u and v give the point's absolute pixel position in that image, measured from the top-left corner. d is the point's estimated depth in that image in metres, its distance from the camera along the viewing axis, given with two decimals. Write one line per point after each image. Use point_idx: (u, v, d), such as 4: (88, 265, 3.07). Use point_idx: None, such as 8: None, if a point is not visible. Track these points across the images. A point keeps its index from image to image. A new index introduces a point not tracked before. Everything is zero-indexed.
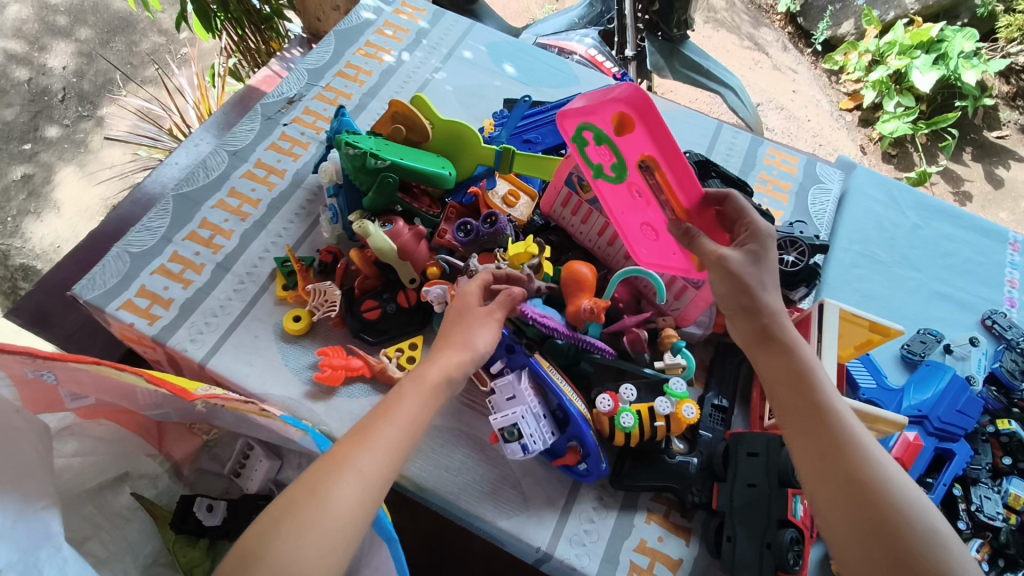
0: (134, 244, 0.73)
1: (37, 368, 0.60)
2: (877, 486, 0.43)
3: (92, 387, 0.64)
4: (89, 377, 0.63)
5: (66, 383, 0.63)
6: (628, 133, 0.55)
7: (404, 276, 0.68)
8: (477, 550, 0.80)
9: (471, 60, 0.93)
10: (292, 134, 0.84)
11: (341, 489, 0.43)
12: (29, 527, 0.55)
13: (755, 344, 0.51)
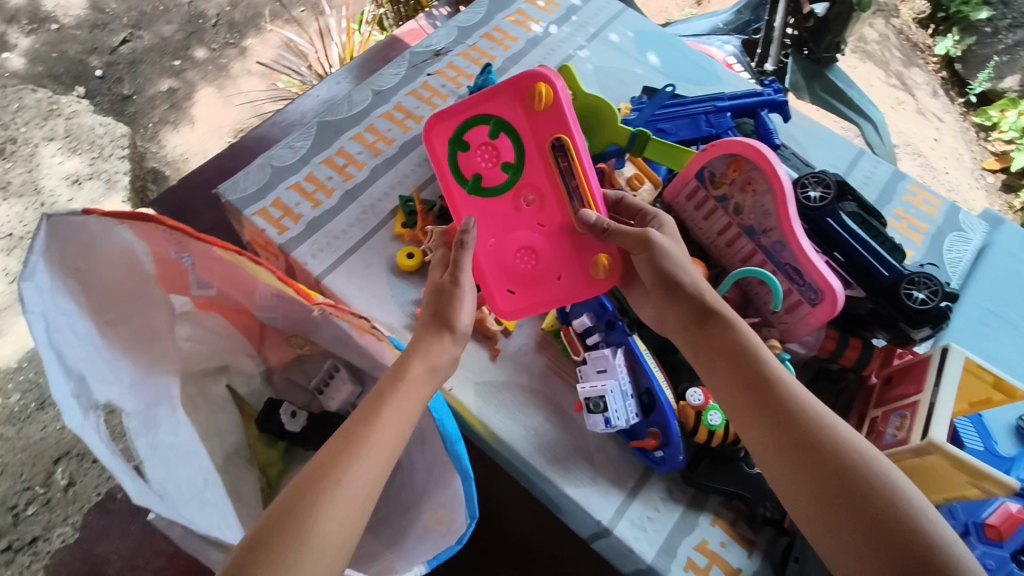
0: (277, 159, 0.78)
1: (179, 251, 0.67)
2: (833, 448, 0.45)
3: (221, 279, 0.70)
4: (221, 268, 0.69)
5: (196, 271, 0.70)
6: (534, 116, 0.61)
7: None
8: (524, 522, 0.82)
9: (616, 44, 0.93)
10: (434, 85, 0.86)
11: (343, 481, 0.45)
12: (150, 385, 0.66)
13: (697, 323, 0.55)
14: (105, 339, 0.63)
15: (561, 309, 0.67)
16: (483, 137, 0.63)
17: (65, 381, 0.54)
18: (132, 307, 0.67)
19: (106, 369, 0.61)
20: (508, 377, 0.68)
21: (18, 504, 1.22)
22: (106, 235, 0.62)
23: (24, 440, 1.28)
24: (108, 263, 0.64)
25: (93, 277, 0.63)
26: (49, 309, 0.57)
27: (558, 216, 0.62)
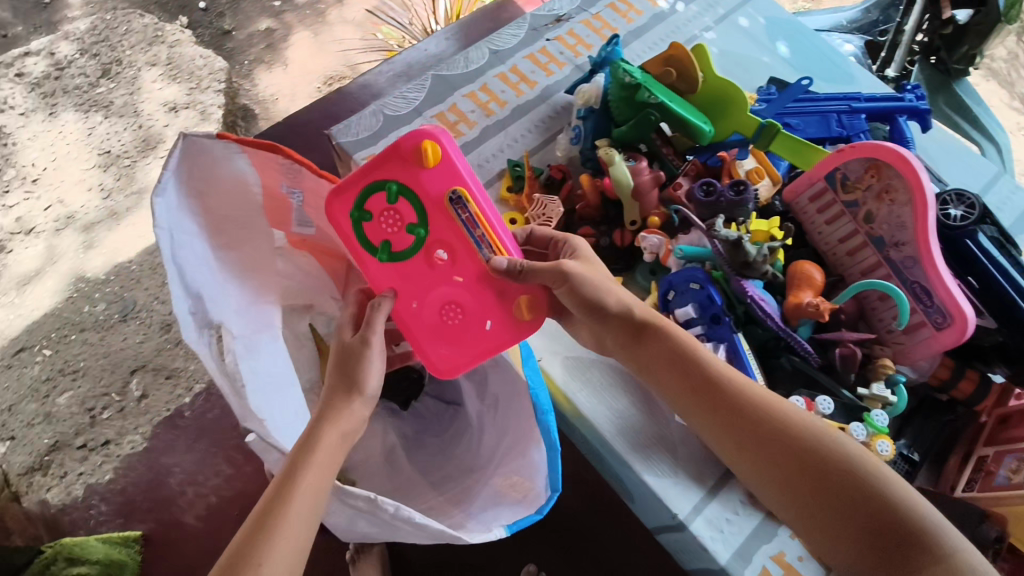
0: (390, 108, 0.78)
1: (290, 184, 0.69)
2: (788, 436, 0.50)
3: (325, 218, 0.73)
4: (327, 207, 0.72)
5: (303, 207, 0.72)
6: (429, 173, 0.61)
7: (628, 215, 0.68)
8: None
9: (746, 29, 0.89)
10: (552, 51, 0.83)
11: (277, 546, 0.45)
12: (257, 313, 0.67)
13: (633, 340, 0.58)
14: (221, 263, 0.65)
15: (662, 295, 0.64)
16: (383, 204, 0.62)
17: (184, 298, 0.58)
18: (247, 236, 0.69)
19: (220, 293, 0.62)
20: (598, 356, 0.67)
21: (95, 407, 1.29)
22: (229, 163, 0.64)
23: (105, 348, 1.36)
24: (230, 191, 0.65)
25: (216, 202, 0.64)
26: (176, 228, 0.59)
27: (473, 268, 0.62)
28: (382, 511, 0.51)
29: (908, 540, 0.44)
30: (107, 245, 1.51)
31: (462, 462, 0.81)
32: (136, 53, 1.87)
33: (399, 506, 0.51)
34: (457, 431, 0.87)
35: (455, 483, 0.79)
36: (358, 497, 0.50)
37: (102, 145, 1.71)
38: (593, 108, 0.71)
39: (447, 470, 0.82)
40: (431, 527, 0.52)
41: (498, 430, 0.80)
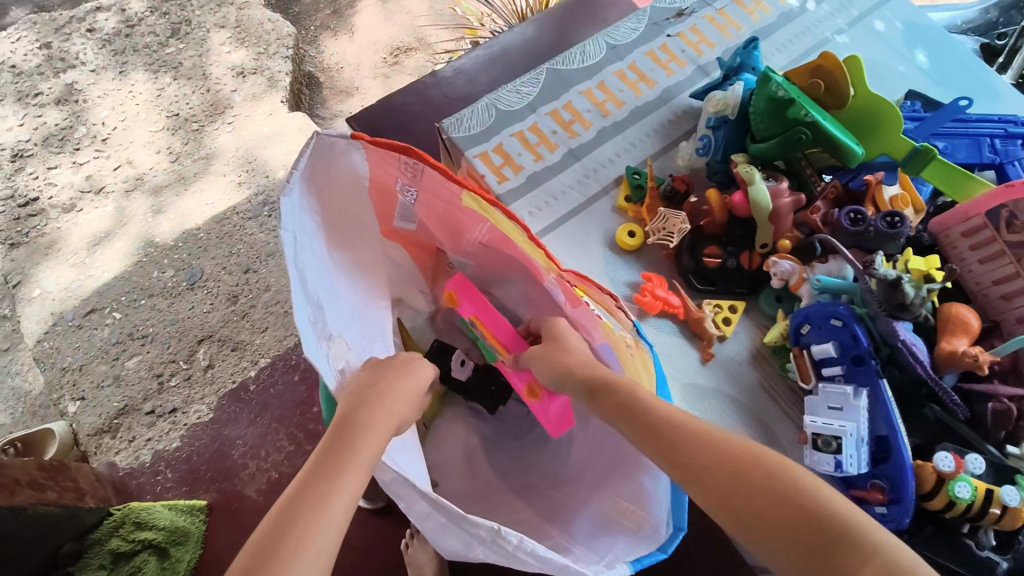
0: (502, 102, 0.74)
1: (408, 182, 0.64)
2: (724, 463, 0.45)
3: (435, 219, 0.68)
4: (440, 207, 0.66)
5: (415, 205, 0.67)
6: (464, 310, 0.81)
7: (759, 238, 0.63)
8: None
9: (882, 33, 0.82)
10: (673, 48, 0.78)
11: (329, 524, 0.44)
12: (360, 317, 0.67)
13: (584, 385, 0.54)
14: (333, 264, 0.64)
15: (794, 328, 0.60)
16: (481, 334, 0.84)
17: (307, 306, 0.56)
18: (353, 237, 0.67)
19: (332, 300, 0.62)
20: (718, 385, 0.63)
21: (163, 373, 1.30)
22: (350, 161, 0.61)
23: (173, 315, 1.36)
24: (344, 188, 0.63)
25: (332, 202, 0.63)
26: (299, 230, 0.58)
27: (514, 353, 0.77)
28: (506, 541, 0.49)
29: (832, 541, 0.40)
30: (176, 210, 1.51)
31: (547, 470, 0.77)
32: (206, 14, 1.84)
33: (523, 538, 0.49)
34: (537, 437, 0.84)
35: (540, 495, 0.73)
36: (483, 526, 0.49)
37: (170, 107, 1.69)
38: (726, 118, 0.66)
39: (529, 476, 0.78)
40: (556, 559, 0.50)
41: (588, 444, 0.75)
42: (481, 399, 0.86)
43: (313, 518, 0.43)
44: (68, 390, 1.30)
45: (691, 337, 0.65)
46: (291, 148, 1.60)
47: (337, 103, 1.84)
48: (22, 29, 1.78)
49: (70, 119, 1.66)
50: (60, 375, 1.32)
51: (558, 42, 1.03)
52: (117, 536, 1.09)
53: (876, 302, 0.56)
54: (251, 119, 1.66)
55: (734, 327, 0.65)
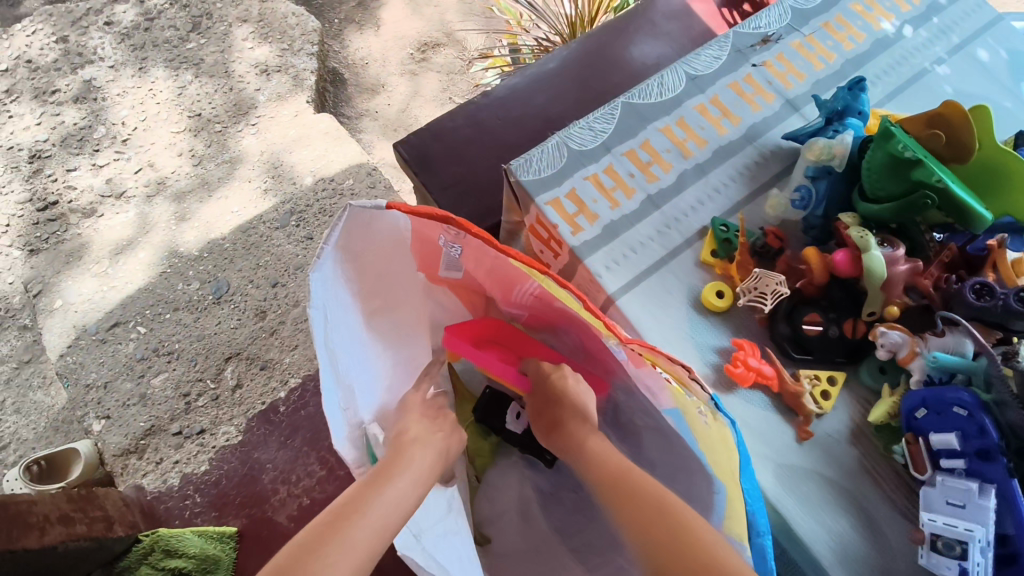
0: (574, 141, 0.68)
1: (451, 239, 0.58)
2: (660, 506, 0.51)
3: (485, 272, 0.61)
4: (490, 262, 0.59)
5: (461, 259, 0.61)
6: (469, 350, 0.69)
7: (867, 306, 0.58)
8: None
9: (986, 64, 0.75)
10: (758, 80, 0.72)
11: (357, 537, 0.49)
12: (401, 373, 0.66)
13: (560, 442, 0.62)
14: (376, 325, 0.63)
15: (907, 410, 0.55)
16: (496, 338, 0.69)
17: (333, 386, 0.56)
18: (400, 292, 0.64)
19: (368, 368, 0.61)
20: (815, 467, 0.57)
21: (190, 393, 1.25)
22: (388, 221, 0.57)
23: (199, 331, 1.31)
24: (387, 244, 0.60)
25: (373, 264, 0.60)
26: (333, 303, 0.56)
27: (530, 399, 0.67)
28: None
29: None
30: (201, 218, 1.45)
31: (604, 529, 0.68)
32: (227, 7, 1.75)
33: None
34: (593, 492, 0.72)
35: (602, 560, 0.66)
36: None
37: (192, 107, 1.61)
38: (830, 169, 0.60)
39: (587, 535, 0.69)
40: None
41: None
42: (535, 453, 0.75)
43: (349, 525, 0.49)
44: (92, 408, 1.26)
45: (781, 406, 0.59)
46: (319, 152, 1.52)
47: (364, 101, 1.77)
48: (37, 21, 1.70)
49: (88, 119, 1.59)
50: (83, 392, 1.27)
51: (618, 58, 0.96)
52: (147, 564, 1.05)
53: (1007, 391, 0.50)
54: (276, 119, 1.59)
55: (833, 402, 0.59)
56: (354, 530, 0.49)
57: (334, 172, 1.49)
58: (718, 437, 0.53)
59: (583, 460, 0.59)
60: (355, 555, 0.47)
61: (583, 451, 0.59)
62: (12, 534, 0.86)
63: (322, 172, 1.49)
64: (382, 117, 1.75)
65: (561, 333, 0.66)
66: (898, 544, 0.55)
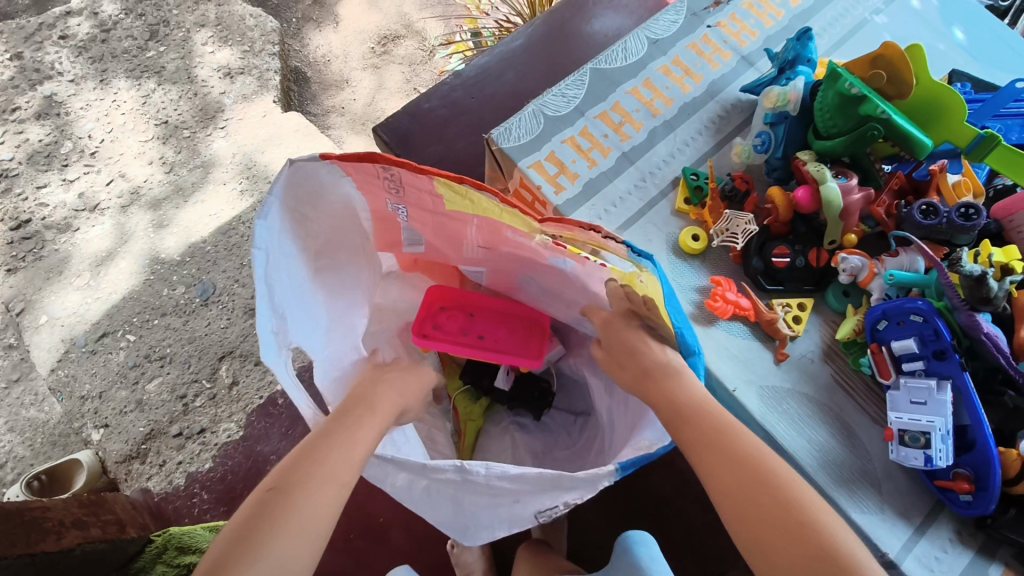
0: (550, 107, 0.72)
1: (394, 200, 0.58)
2: (713, 428, 0.49)
3: (432, 232, 0.63)
4: (435, 220, 0.60)
5: (410, 222, 0.61)
6: (440, 332, 0.71)
7: (829, 235, 0.63)
8: (701, 522, 0.86)
9: (919, 11, 0.81)
10: (714, 40, 0.77)
11: (338, 458, 0.49)
12: (339, 325, 0.66)
13: (638, 378, 0.54)
14: (317, 282, 0.63)
15: (871, 324, 0.61)
16: (449, 310, 0.72)
17: (269, 317, 0.55)
18: (345, 249, 0.66)
19: (309, 316, 0.61)
20: (794, 385, 0.63)
21: (186, 395, 1.26)
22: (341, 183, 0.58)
23: (190, 333, 1.32)
24: (336, 208, 0.61)
25: (320, 221, 0.61)
26: (278, 249, 0.57)
27: (514, 338, 0.73)
28: (474, 475, 0.51)
29: (771, 497, 0.45)
30: (179, 224, 1.46)
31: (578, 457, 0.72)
32: (183, 13, 1.74)
33: (489, 464, 0.51)
34: (587, 440, 0.73)
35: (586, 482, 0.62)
36: (446, 468, 0.51)
37: (158, 114, 1.61)
38: (787, 114, 0.65)
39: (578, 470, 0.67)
40: (528, 475, 0.51)
41: (632, 424, 0.62)
42: (528, 406, 0.78)
43: (330, 449, 0.50)
44: (89, 418, 1.26)
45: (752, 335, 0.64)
46: (291, 149, 1.53)
47: (329, 97, 1.78)
48: None
49: (54, 134, 1.58)
50: (78, 404, 1.28)
51: (579, 33, 0.99)
52: (161, 562, 1.00)
53: (957, 296, 0.56)
54: (244, 121, 1.59)
55: (805, 325, 0.65)
56: (334, 453, 0.50)
57: None
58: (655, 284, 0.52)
59: (665, 402, 0.51)
60: (341, 476, 0.49)
61: (676, 404, 0.51)
62: (31, 539, 0.85)
63: None
64: (349, 112, 1.77)
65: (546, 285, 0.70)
66: (872, 445, 0.61)
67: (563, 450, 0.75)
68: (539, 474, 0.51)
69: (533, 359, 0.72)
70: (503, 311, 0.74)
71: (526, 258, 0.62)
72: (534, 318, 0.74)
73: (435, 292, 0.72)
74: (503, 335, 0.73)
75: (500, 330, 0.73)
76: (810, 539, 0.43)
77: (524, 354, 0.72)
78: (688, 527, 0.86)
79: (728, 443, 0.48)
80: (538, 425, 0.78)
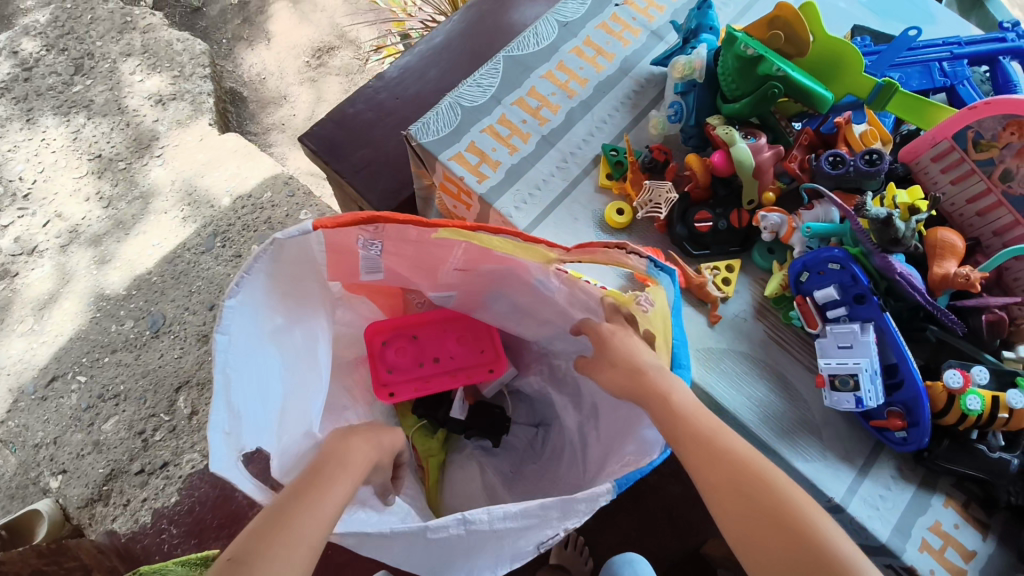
0: (466, 98, 0.73)
1: (369, 236, 0.56)
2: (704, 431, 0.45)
3: (407, 265, 0.62)
4: (412, 249, 0.58)
5: (381, 255, 0.59)
6: (397, 374, 0.73)
7: (747, 195, 0.64)
8: (676, 495, 0.93)
9: None
10: (624, 18, 0.78)
11: (301, 513, 0.43)
12: (304, 400, 0.59)
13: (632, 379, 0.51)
14: (279, 350, 0.57)
15: (794, 276, 0.62)
16: (395, 345, 0.74)
17: (223, 414, 0.49)
18: (305, 304, 0.60)
19: (272, 396, 0.55)
20: (729, 344, 0.64)
21: (144, 430, 1.22)
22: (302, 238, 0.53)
23: (142, 367, 1.28)
24: (296, 264, 0.56)
25: (281, 282, 0.56)
26: (241, 323, 0.51)
27: (465, 350, 0.76)
28: (477, 524, 0.47)
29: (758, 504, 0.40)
30: (123, 258, 1.43)
31: (546, 475, 0.71)
32: (108, 43, 1.70)
33: (491, 509, 0.47)
34: (553, 452, 0.75)
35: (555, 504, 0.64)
36: (448, 524, 0.47)
37: (91, 149, 1.57)
38: (694, 82, 0.66)
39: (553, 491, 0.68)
40: (531, 510, 0.48)
41: (605, 440, 0.65)
42: (484, 432, 0.77)
43: (303, 497, 0.44)
44: (46, 465, 1.22)
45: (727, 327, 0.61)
46: (231, 170, 1.50)
47: (268, 115, 1.77)
48: None
49: None
50: (34, 453, 1.24)
51: (501, 24, 0.99)
52: None
53: (870, 241, 0.58)
54: (181, 147, 1.56)
55: (735, 286, 0.66)
56: (298, 503, 0.44)
57: (250, 188, 1.47)
58: (661, 303, 0.55)
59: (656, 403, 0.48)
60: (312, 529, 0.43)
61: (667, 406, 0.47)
62: None
63: (238, 190, 1.47)
64: (290, 128, 1.75)
65: (491, 305, 0.70)
66: (807, 392, 0.63)
67: (530, 466, 0.75)
68: (541, 505, 0.48)
69: (492, 364, 0.76)
70: (444, 324, 0.76)
71: (504, 274, 0.63)
72: (475, 321, 0.77)
73: (374, 331, 0.73)
74: (454, 349, 0.76)
75: (449, 343, 0.76)
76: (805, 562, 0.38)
77: (481, 359, 0.76)
78: (663, 501, 0.93)
79: (715, 446, 0.44)
80: (500, 448, 0.78)
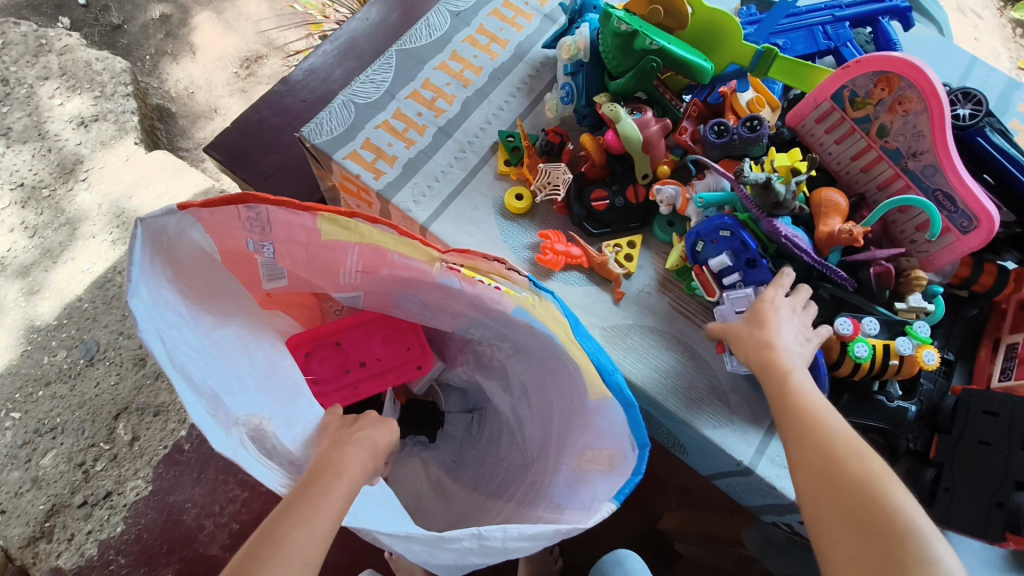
0: (359, 95, 0.72)
1: (258, 238, 0.55)
2: (809, 418, 0.48)
3: (304, 265, 0.60)
4: (305, 253, 0.58)
5: (276, 260, 0.59)
6: (324, 383, 0.73)
7: (640, 169, 0.65)
8: None
9: None
10: (516, 4, 0.78)
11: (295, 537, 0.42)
12: (272, 380, 0.59)
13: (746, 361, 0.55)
14: (219, 346, 0.56)
15: (690, 248, 0.62)
16: (319, 355, 0.73)
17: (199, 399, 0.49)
18: (232, 299, 0.60)
19: (237, 382, 0.55)
20: (635, 319, 0.65)
21: (85, 461, 1.19)
22: (189, 241, 0.53)
23: (78, 397, 1.25)
24: (195, 264, 0.55)
25: (185, 280, 0.54)
26: (165, 325, 0.50)
27: (391, 348, 0.75)
28: (491, 541, 0.47)
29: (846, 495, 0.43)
30: (52, 287, 1.38)
31: (491, 457, 0.74)
32: (22, 68, 1.63)
33: (506, 527, 0.47)
34: (491, 435, 0.77)
35: (514, 485, 0.67)
36: (462, 538, 0.47)
37: (12, 178, 1.52)
38: (581, 61, 0.67)
39: (498, 476, 0.71)
40: (544, 533, 0.48)
41: (539, 417, 0.69)
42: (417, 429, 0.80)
43: (290, 518, 0.43)
44: None
45: (800, 307, 0.55)
46: (160, 189, 1.46)
47: (199, 130, 1.73)
48: None
49: None
50: None
51: (406, 18, 0.98)
52: None
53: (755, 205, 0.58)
54: (106, 169, 1.51)
55: (637, 262, 0.67)
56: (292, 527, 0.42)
57: None
58: (551, 315, 0.55)
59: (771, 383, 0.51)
60: (308, 546, 0.42)
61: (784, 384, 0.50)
62: None
63: None
64: None
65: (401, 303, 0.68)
66: (711, 359, 0.63)
67: (471, 452, 0.78)
68: (555, 530, 0.48)
69: (419, 360, 0.75)
70: (366, 327, 0.74)
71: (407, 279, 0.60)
72: (397, 319, 0.75)
73: (295, 343, 0.72)
74: (379, 349, 0.75)
75: (374, 344, 0.75)
76: (883, 541, 0.41)
77: (405, 357, 0.75)
78: None
79: (814, 424, 0.47)
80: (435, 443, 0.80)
